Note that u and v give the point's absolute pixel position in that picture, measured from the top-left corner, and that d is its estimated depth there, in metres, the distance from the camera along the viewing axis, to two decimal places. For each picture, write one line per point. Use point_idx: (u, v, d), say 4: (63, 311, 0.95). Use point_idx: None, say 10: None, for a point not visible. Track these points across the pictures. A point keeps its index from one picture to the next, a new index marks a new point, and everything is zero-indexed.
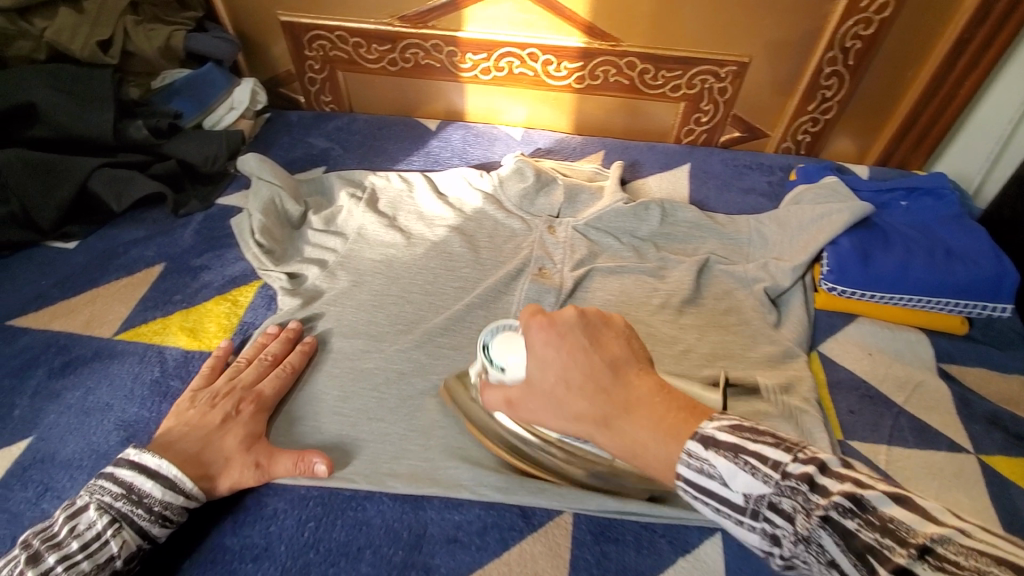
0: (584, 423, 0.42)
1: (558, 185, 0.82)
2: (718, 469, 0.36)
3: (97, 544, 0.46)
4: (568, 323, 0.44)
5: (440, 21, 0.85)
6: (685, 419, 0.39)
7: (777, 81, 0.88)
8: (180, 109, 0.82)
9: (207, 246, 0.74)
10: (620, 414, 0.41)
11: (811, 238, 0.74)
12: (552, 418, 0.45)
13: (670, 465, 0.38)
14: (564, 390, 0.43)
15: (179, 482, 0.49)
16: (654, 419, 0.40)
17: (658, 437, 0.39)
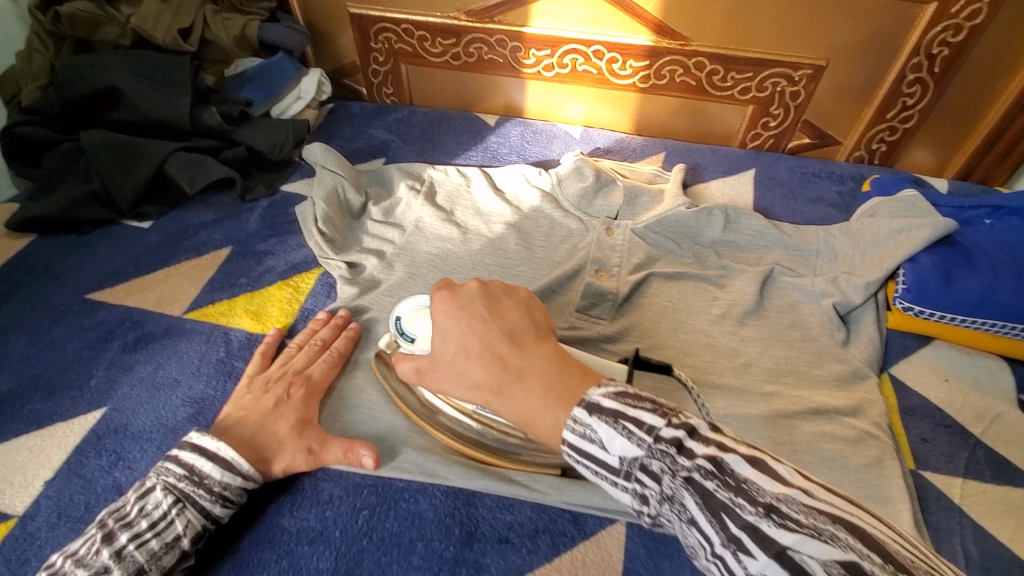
0: (479, 391, 0.45)
1: (618, 185, 0.80)
2: (598, 434, 0.38)
3: (164, 524, 0.47)
4: (467, 297, 0.48)
5: (506, 16, 0.84)
6: (572, 382, 0.42)
7: (855, 87, 0.84)
8: (250, 97, 0.84)
9: (271, 231, 0.76)
10: (515, 383, 0.43)
11: (888, 254, 0.70)
12: (455, 386, 0.47)
13: (556, 430, 0.40)
14: (464, 359, 0.46)
15: (236, 464, 0.50)
16: (545, 388, 0.42)
17: (546, 402, 0.41)
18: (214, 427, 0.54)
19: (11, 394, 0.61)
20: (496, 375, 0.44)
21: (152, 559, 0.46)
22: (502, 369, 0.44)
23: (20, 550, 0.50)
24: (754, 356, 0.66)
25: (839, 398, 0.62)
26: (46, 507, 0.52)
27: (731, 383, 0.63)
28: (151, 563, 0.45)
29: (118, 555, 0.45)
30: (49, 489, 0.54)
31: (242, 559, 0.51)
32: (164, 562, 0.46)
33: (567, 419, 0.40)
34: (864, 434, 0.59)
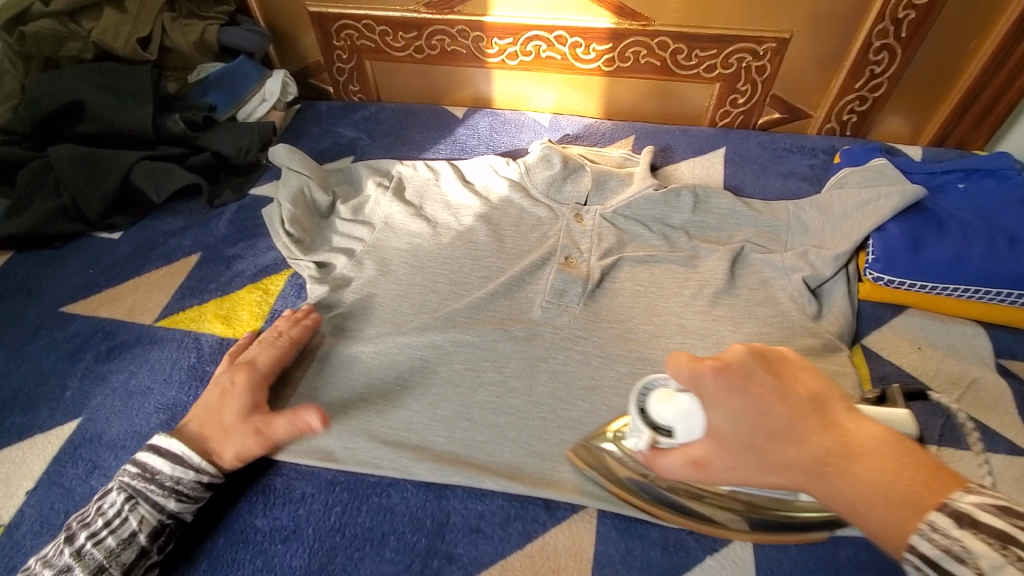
0: (796, 475, 0.37)
1: (586, 171, 0.79)
2: (982, 563, 0.30)
3: (119, 522, 0.48)
4: (740, 363, 0.39)
5: (466, 6, 0.83)
6: (922, 484, 0.33)
7: (821, 58, 0.83)
8: (214, 103, 0.84)
9: (240, 235, 0.76)
10: (838, 470, 0.35)
11: (856, 225, 0.70)
12: (736, 471, 0.39)
13: (897, 533, 0.33)
14: (755, 435, 0.38)
15: (186, 457, 0.51)
16: (882, 473, 0.34)
17: (875, 495, 0.34)
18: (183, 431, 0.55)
19: None
20: (867, 482, 0.34)
21: (111, 556, 0.47)
22: (844, 458, 0.36)
23: (5, 560, 0.51)
24: (725, 335, 0.66)
25: None
26: (30, 516, 0.53)
27: None
28: (109, 559, 0.47)
29: (78, 555, 0.46)
30: (31, 499, 0.54)
31: (216, 560, 0.51)
32: (123, 559, 0.47)
33: (913, 527, 0.32)
34: None
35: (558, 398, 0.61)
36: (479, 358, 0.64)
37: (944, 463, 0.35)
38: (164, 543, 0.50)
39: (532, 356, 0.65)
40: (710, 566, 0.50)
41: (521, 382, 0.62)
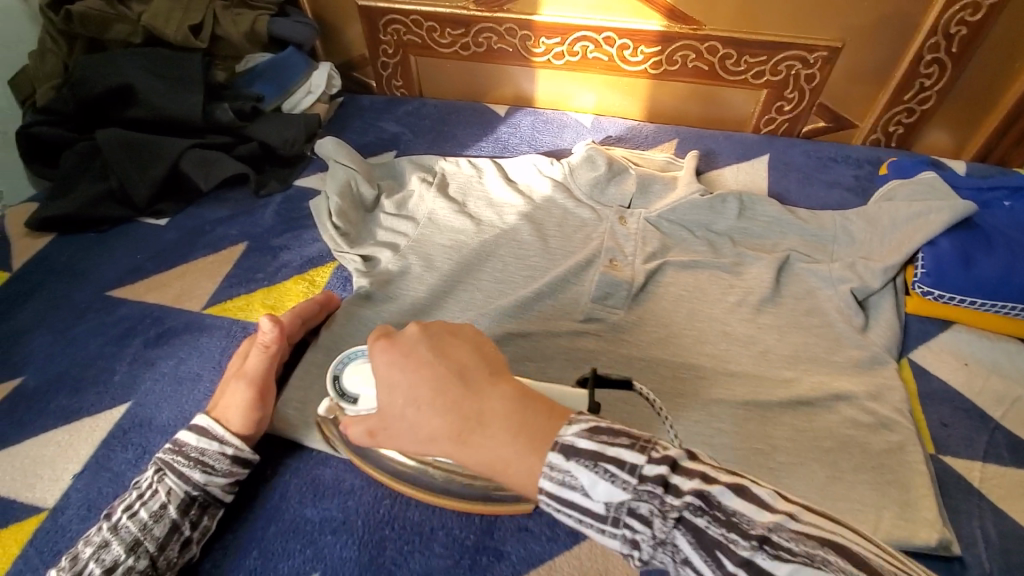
0: (437, 442, 0.40)
1: (631, 174, 0.79)
2: (580, 480, 0.36)
3: (149, 494, 0.50)
4: (411, 338, 0.43)
5: (516, 5, 0.83)
6: (536, 437, 0.38)
7: (871, 68, 0.82)
8: (262, 93, 0.84)
9: (286, 226, 0.77)
10: (501, 436, 0.38)
11: (906, 238, 0.70)
12: (400, 439, 0.41)
13: (532, 478, 0.37)
14: (399, 401, 0.41)
15: (208, 429, 0.52)
16: (514, 431, 0.38)
17: (519, 450, 0.38)
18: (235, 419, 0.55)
19: (38, 390, 0.62)
20: (512, 441, 0.38)
21: (144, 529, 0.48)
22: (476, 424, 0.39)
23: (52, 542, 0.51)
24: (770, 344, 0.66)
25: (857, 384, 0.62)
26: (76, 501, 0.54)
27: (749, 370, 0.64)
28: (142, 532, 0.48)
29: (114, 528, 0.48)
30: (81, 481, 0.55)
31: (268, 548, 0.52)
32: (155, 531, 0.48)
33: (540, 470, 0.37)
34: (884, 420, 0.59)
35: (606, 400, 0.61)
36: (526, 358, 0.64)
37: (560, 405, 0.41)
38: (197, 517, 0.50)
39: (577, 358, 0.65)
40: None
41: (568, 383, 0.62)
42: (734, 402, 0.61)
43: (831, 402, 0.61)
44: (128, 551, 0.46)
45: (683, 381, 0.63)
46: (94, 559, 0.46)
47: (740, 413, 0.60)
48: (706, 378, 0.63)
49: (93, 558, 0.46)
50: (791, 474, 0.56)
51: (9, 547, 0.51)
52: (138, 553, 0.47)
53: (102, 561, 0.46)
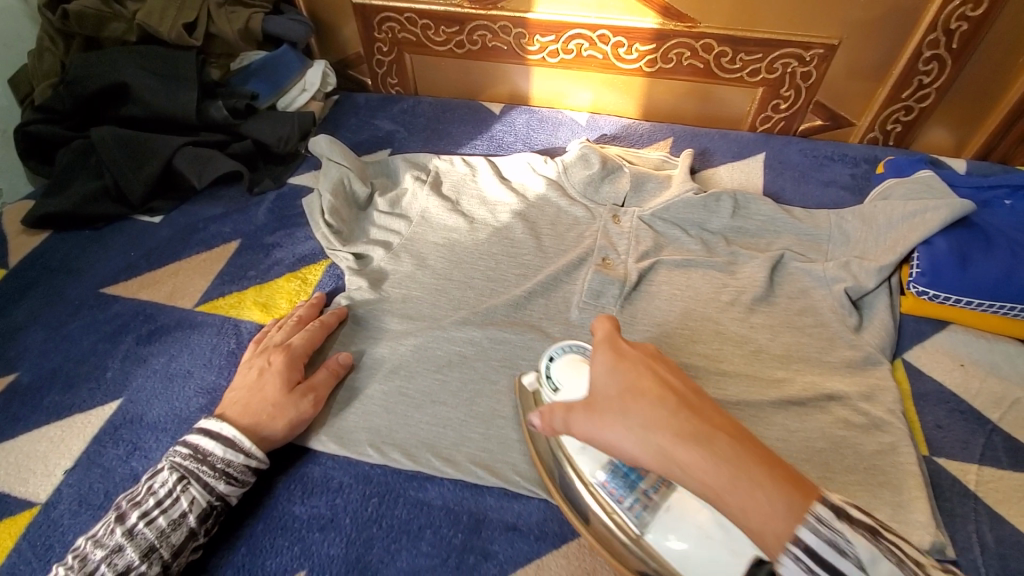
0: (655, 439, 0.39)
1: (625, 172, 0.79)
2: (826, 553, 0.33)
3: (170, 501, 0.49)
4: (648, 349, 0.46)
5: (510, 2, 0.83)
6: (792, 491, 0.35)
7: (868, 66, 0.82)
8: (256, 91, 0.84)
9: (279, 224, 0.77)
10: (699, 444, 0.37)
11: (901, 237, 0.69)
12: (621, 425, 0.41)
13: (767, 512, 0.34)
14: (660, 403, 0.40)
15: (238, 441, 0.52)
16: (747, 455, 0.36)
17: (752, 479, 0.35)
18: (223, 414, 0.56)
19: (32, 386, 0.62)
20: (722, 462, 0.36)
21: (161, 536, 0.47)
22: (707, 435, 0.37)
23: (42, 537, 0.51)
24: (763, 344, 0.65)
25: (851, 384, 0.62)
26: (67, 496, 0.54)
27: (741, 370, 0.63)
28: (159, 539, 0.47)
29: (130, 533, 0.47)
30: (71, 477, 0.55)
31: (255, 544, 0.52)
32: (173, 538, 0.48)
33: (798, 525, 0.34)
34: (876, 421, 0.59)
35: None
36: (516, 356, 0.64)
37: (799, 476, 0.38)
38: (212, 525, 0.50)
39: None
40: None
41: None
42: (726, 402, 0.60)
43: (823, 403, 0.60)
44: (145, 559, 0.46)
45: None
46: (106, 564, 0.45)
47: (732, 414, 0.60)
48: (702, 379, 0.62)
49: (105, 562, 0.45)
50: None
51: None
52: (152, 560, 0.46)
53: (115, 567, 0.45)
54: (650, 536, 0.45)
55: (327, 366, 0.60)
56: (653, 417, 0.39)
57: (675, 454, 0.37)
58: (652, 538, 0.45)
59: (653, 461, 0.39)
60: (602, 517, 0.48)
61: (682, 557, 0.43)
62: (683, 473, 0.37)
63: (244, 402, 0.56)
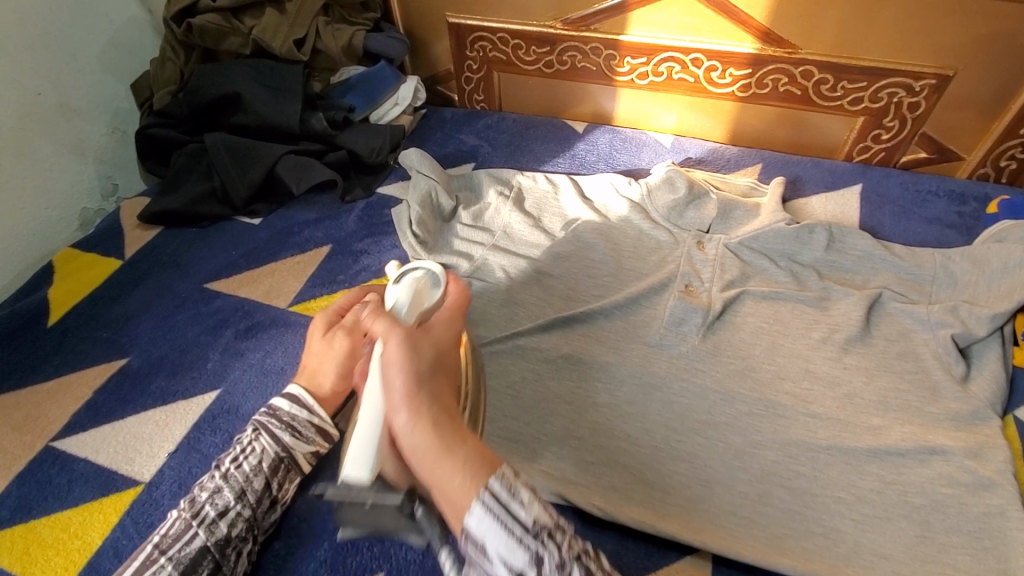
0: (417, 388, 0.43)
1: (711, 199, 0.77)
2: (519, 505, 0.39)
3: (247, 449, 0.53)
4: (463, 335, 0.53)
5: (603, 25, 0.84)
6: (482, 463, 0.41)
7: (986, 98, 0.76)
8: (353, 104, 0.88)
9: (367, 231, 0.80)
10: (457, 431, 0.42)
11: (1019, 283, 0.64)
12: (409, 348, 0.45)
13: (466, 490, 0.39)
14: (443, 382, 0.46)
15: (301, 398, 0.56)
16: (471, 452, 0.41)
17: (463, 479, 0.39)
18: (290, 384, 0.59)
19: (141, 370, 0.67)
20: (452, 431, 0.42)
21: (247, 480, 0.51)
22: (455, 419, 0.43)
23: (145, 515, 0.55)
24: (857, 388, 0.62)
25: (957, 440, 0.57)
26: (169, 478, 0.57)
27: (832, 413, 0.60)
28: (246, 483, 0.51)
29: (224, 477, 0.51)
30: (172, 461, 0.59)
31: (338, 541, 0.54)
32: (258, 483, 0.52)
33: (481, 487, 0.39)
34: (985, 481, 0.54)
35: (673, 429, 0.60)
36: (592, 379, 0.64)
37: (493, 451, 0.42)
38: (286, 474, 0.54)
39: (646, 383, 0.64)
40: None
41: (634, 407, 0.62)
42: (815, 446, 0.58)
43: (928, 457, 0.56)
44: (239, 500, 0.50)
45: (759, 418, 0.60)
46: (209, 504, 0.49)
47: (821, 458, 0.57)
48: (790, 420, 0.60)
49: (208, 502, 0.50)
50: (873, 528, 0.52)
51: (108, 515, 0.55)
52: (244, 501, 0.50)
53: (216, 506, 0.49)
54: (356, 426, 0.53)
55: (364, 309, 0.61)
56: (433, 389, 0.44)
57: (425, 418, 0.42)
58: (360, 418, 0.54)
59: (409, 409, 0.42)
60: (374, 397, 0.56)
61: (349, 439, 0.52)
62: (417, 430, 0.41)
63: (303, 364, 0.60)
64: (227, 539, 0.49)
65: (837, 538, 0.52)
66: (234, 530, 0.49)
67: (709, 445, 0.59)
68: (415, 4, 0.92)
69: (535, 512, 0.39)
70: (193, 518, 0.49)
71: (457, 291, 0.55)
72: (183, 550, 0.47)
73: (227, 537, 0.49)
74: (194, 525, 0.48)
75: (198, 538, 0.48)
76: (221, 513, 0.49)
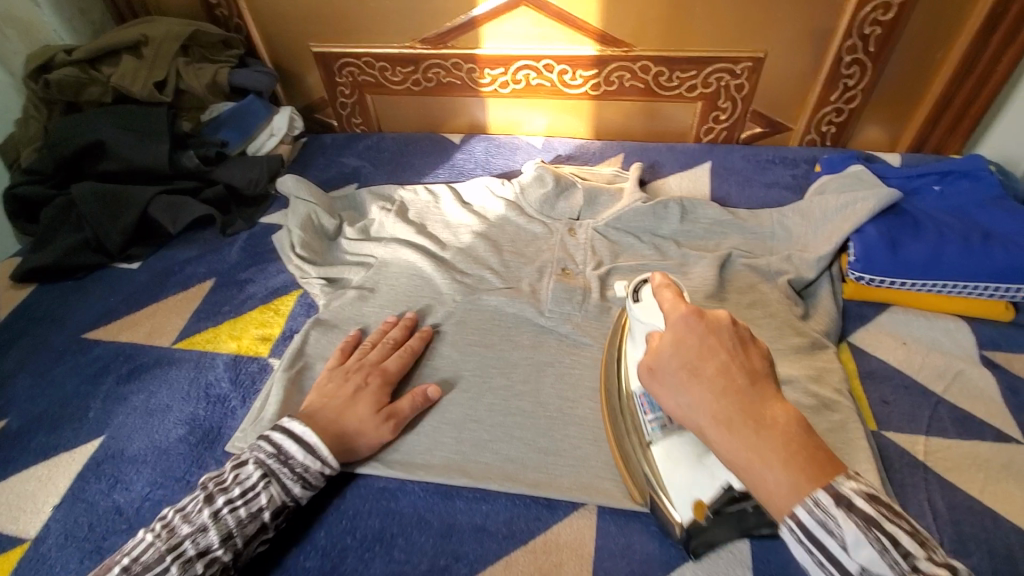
0: (703, 417, 0.41)
1: (578, 188, 0.83)
2: (843, 534, 0.36)
3: (252, 494, 0.51)
4: (720, 323, 0.44)
5: (458, 41, 0.89)
6: (802, 474, 0.38)
7: (798, 73, 0.87)
8: (226, 139, 0.90)
9: (251, 261, 0.81)
10: (746, 425, 0.40)
11: (836, 228, 0.72)
12: (670, 390, 0.44)
13: (786, 506, 0.38)
14: (712, 382, 0.41)
15: (318, 449, 0.55)
16: (782, 466, 0.38)
17: (783, 484, 0.38)
18: (301, 414, 0.59)
19: (19, 430, 0.65)
20: (760, 450, 0.39)
21: (239, 525, 0.50)
22: (750, 407, 0.40)
23: (32, 571, 0.53)
24: None
25: (801, 368, 0.64)
26: (55, 530, 0.55)
27: None
28: (238, 527, 0.50)
29: (214, 516, 0.50)
30: (56, 514, 0.57)
31: None
32: (249, 530, 0.51)
33: (805, 495, 0.37)
34: (826, 400, 0.61)
35: (565, 398, 0.64)
36: (486, 365, 0.67)
37: (825, 456, 0.39)
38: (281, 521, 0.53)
39: (538, 362, 0.67)
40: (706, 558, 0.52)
41: (528, 385, 0.65)
42: None
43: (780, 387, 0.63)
44: (224, 545, 0.49)
45: None
46: (191, 541, 0.48)
47: None
48: None
49: (190, 539, 0.49)
50: None
51: None
52: (228, 545, 0.49)
53: (197, 545, 0.49)
54: (660, 462, 0.53)
55: (417, 395, 0.61)
56: (691, 388, 0.42)
57: (711, 429, 0.41)
58: (658, 454, 0.53)
59: (694, 425, 0.42)
60: (641, 461, 0.55)
61: (671, 475, 0.52)
62: (708, 438, 0.41)
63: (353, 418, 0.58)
64: None
65: None
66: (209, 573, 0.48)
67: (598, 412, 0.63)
68: (279, 38, 0.96)
69: (860, 556, 0.36)
70: (169, 550, 0.48)
71: (669, 286, 0.50)
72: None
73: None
74: (170, 561, 0.47)
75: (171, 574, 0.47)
76: (200, 552, 0.48)
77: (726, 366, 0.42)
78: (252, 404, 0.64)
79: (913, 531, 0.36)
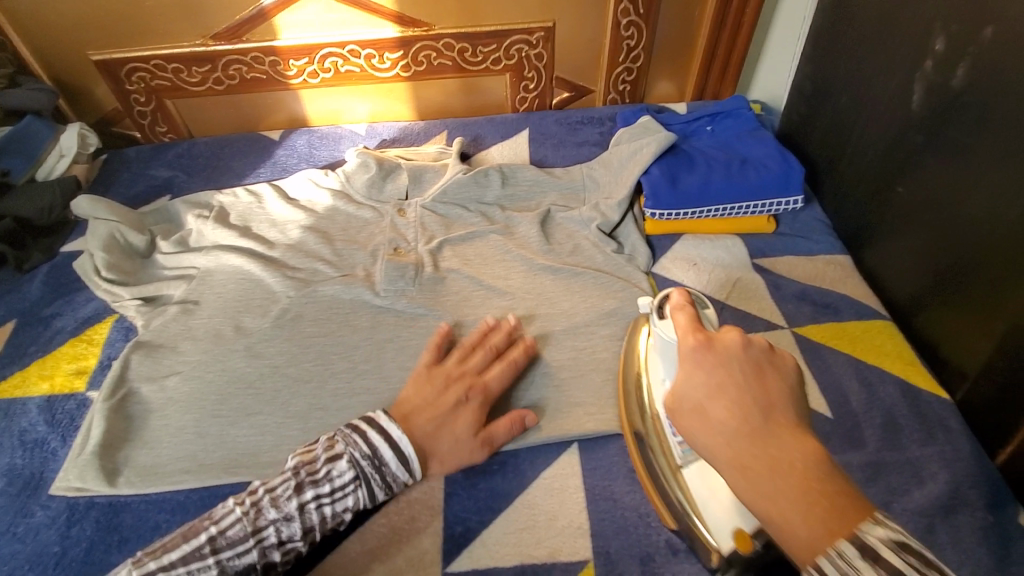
0: (715, 462, 0.38)
1: (402, 169, 0.86)
2: (853, 573, 0.32)
3: (343, 494, 0.52)
4: (732, 352, 0.41)
5: (254, 34, 0.87)
6: (834, 518, 0.34)
7: (587, 39, 0.95)
8: (8, 167, 0.81)
9: (56, 294, 0.74)
10: (763, 473, 0.36)
11: (630, 172, 0.82)
12: (689, 424, 0.40)
13: (809, 548, 0.33)
14: (723, 410, 0.38)
15: (409, 458, 0.55)
16: (804, 506, 0.34)
17: (817, 532, 0.33)
18: (396, 414, 0.58)
19: None
20: (760, 461, 0.36)
21: (322, 521, 0.52)
22: (761, 446, 0.37)
23: None
24: (545, 285, 0.75)
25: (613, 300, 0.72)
26: None
27: (532, 312, 0.72)
28: (320, 522, 0.51)
29: (301, 508, 0.51)
30: None
31: None
32: (330, 526, 0.52)
33: (829, 547, 0.33)
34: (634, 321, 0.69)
35: (405, 368, 0.66)
36: (326, 352, 0.67)
37: (847, 489, 0.35)
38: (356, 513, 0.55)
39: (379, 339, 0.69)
40: (542, 482, 0.59)
41: (370, 364, 0.66)
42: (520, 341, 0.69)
43: (597, 322, 0.70)
44: (303, 538, 0.51)
45: None
46: (274, 529, 0.50)
47: None
48: None
49: (274, 526, 0.50)
50: (564, 393, 0.65)
51: None
52: (308, 538, 0.51)
53: (279, 534, 0.50)
54: (695, 485, 0.51)
55: (510, 418, 0.60)
56: (701, 429, 0.39)
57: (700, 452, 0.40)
58: (692, 477, 0.52)
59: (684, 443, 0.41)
60: (670, 485, 0.53)
61: (703, 497, 0.50)
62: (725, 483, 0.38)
63: (452, 439, 0.57)
64: (272, 565, 0.50)
65: (543, 403, 0.64)
66: (282, 560, 0.50)
67: (518, 378, 0.65)
68: (50, 49, 0.87)
69: None
70: (253, 535, 0.49)
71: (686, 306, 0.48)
72: (233, 562, 0.48)
73: (275, 564, 0.50)
74: (252, 545, 0.49)
75: (250, 555, 0.49)
76: (281, 541, 0.50)
77: (741, 392, 0.38)
78: (72, 442, 0.60)
79: (916, 556, 0.32)
